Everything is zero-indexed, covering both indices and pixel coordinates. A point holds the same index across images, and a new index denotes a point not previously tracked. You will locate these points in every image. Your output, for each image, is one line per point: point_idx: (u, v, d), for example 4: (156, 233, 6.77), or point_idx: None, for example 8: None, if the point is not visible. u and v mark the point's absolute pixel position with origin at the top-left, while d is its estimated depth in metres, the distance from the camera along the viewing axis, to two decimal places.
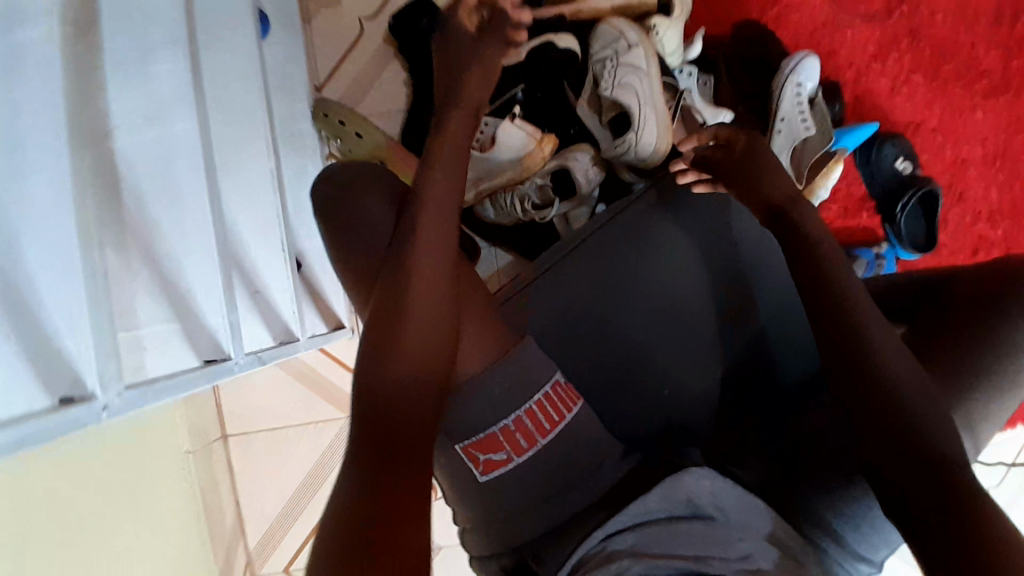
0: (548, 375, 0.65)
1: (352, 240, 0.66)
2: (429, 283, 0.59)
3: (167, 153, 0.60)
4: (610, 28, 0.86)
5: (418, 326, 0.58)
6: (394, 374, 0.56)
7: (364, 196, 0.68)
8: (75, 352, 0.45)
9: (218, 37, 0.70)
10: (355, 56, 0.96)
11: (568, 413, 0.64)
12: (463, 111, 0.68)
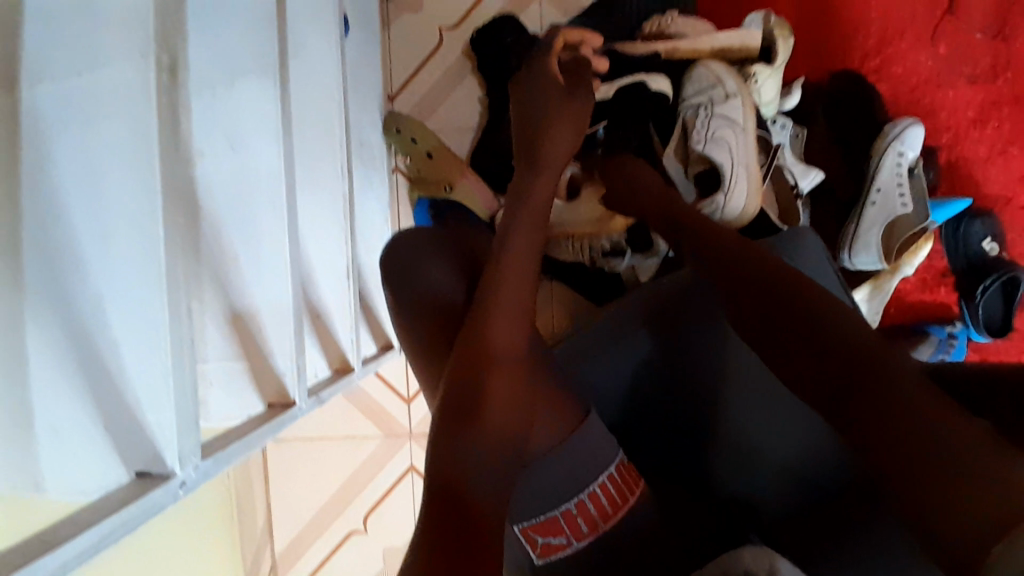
0: (611, 455, 0.62)
1: (422, 308, 0.66)
2: (509, 351, 0.60)
3: (245, 186, 0.57)
4: (707, 72, 0.81)
5: (498, 397, 0.58)
6: (465, 440, 0.54)
7: (436, 263, 0.67)
8: (155, 428, 0.43)
9: (302, 47, 0.66)
10: (432, 68, 0.92)
11: (631, 498, 0.61)
12: (548, 168, 0.68)
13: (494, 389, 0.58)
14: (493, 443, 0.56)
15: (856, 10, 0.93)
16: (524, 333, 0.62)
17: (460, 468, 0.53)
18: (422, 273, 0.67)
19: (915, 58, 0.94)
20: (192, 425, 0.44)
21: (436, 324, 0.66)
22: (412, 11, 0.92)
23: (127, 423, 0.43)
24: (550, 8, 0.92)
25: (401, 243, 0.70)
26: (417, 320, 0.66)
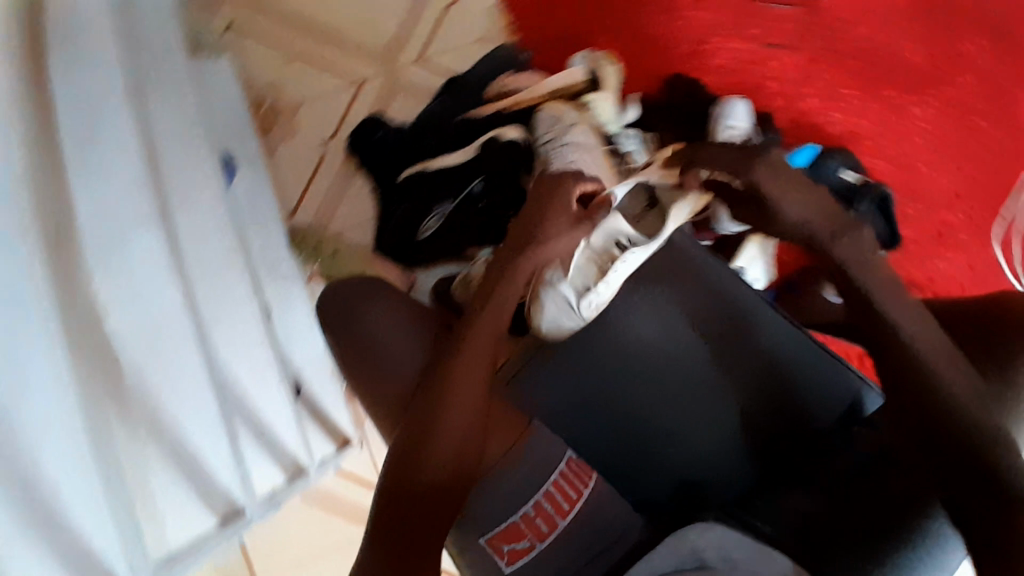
0: (560, 454, 0.65)
1: (368, 350, 0.72)
2: (469, 383, 0.65)
3: (156, 331, 0.60)
4: (548, 113, 0.91)
5: (455, 426, 0.62)
6: (426, 468, 0.60)
7: (373, 309, 0.73)
8: (104, 550, 0.52)
9: (191, 197, 0.74)
10: (319, 178, 1.03)
11: (584, 488, 0.62)
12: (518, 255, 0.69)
13: (452, 420, 0.63)
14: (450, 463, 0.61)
15: (665, 24, 1.07)
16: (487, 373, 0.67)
17: (418, 494, 0.59)
18: (359, 326, 0.73)
19: (730, 47, 1.07)
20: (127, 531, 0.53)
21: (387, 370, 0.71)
22: (290, 136, 1.04)
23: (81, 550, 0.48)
24: (407, 101, 1.05)
25: (337, 291, 0.76)
26: (368, 366, 0.71)
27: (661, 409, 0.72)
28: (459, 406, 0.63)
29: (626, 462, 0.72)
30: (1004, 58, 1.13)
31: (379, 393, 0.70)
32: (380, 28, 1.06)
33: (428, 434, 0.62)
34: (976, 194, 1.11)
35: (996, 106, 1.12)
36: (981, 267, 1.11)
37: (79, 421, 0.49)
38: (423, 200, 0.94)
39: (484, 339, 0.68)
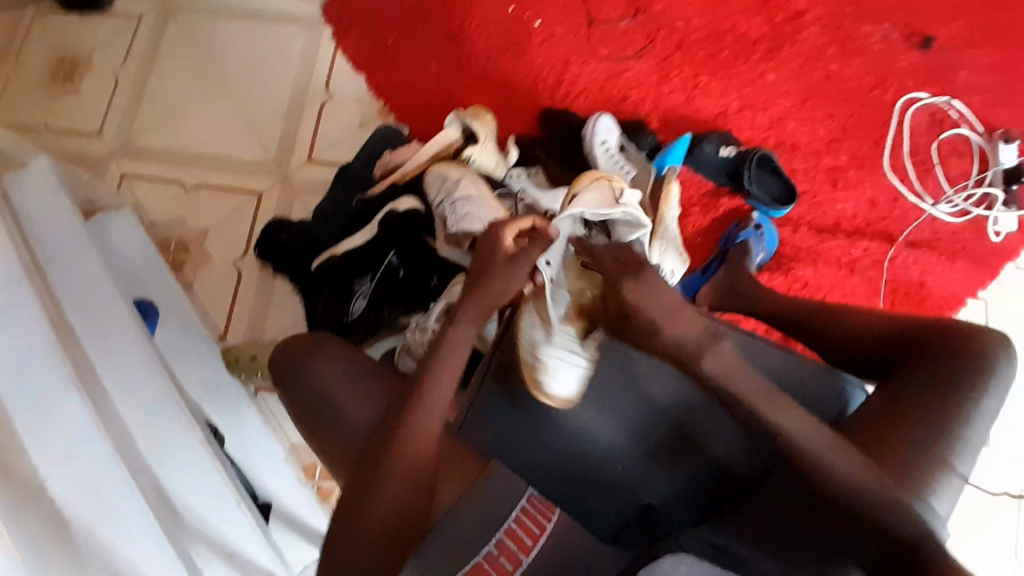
0: (521, 490, 0.66)
1: (320, 404, 0.70)
2: (418, 434, 0.61)
3: (94, 483, 0.65)
4: (435, 175, 0.96)
5: (398, 481, 0.60)
6: (366, 530, 0.59)
7: (326, 362, 0.71)
8: None
9: (110, 357, 0.80)
10: (242, 297, 1.06)
11: (547, 521, 0.63)
12: (473, 311, 0.68)
13: (396, 475, 0.60)
14: (390, 520, 0.59)
15: (526, 66, 1.16)
16: (441, 420, 0.63)
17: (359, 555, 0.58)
18: (312, 380, 0.71)
19: (587, 70, 1.16)
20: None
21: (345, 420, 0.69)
22: (203, 265, 1.07)
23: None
24: (308, 199, 1.09)
25: (291, 343, 0.74)
26: (322, 418, 0.70)
27: (622, 462, 0.73)
28: (406, 466, 0.60)
29: (582, 509, 0.72)
30: (830, 9, 1.24)
31: (333, 445, 0.68)
32: (264, 143, 1.12)
33: (370, 493, 0.60)
34: (851, 134, 1.19)
35: (841, 51, 1.22)
36: (879, 197, 1.17)
37: None
38: (344, 286, 0.98)
39: (436, 382, 0.64)
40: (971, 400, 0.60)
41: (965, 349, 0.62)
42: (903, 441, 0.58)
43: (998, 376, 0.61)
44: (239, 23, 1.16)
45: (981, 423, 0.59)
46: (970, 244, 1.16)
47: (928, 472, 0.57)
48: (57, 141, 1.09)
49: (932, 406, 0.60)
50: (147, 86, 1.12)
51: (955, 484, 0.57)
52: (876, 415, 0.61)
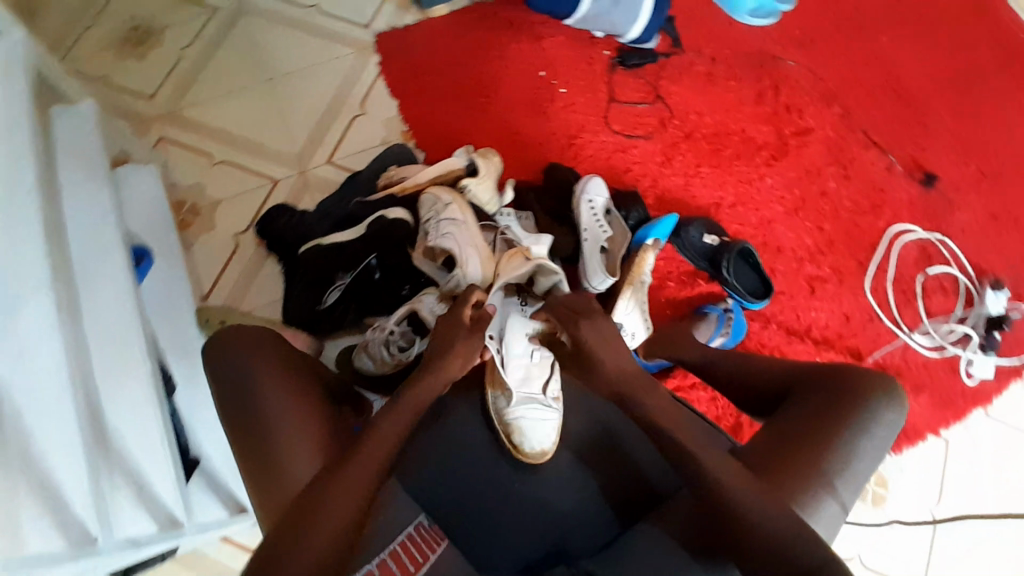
0: (411, 519, 0.75)
1: (251, 423, 0.70)
2: (376, 449, 0.65)
3: (38, 379, 0.69)
4: (430, 195, 1.03)
5: (351, 487, 0.61)
6: (319, 522, 0.58)
7: (267, 383, 0.72)
8: None
9: (93, 281, 0.88)
10: (233, 264, 1.14)
11: (433, 549, 0.70)
12: (431, 376, 0.73)
13: (353, 480, 0.62)
14: (344, 521, 0.59)
15: (545, 123, 1.26)
16: (396, 434, 0.68)
17: (302, 540, 0.56)
18: (255, 401, 0.70)
19: (598, 139, 1.26)
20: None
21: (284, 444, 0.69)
22: (207, 231, 1.16)
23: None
24: (320, 194, 1.19)
25: (220, 340, 0.75)
26: (262, 446, 0.69)
27: (535, 491, 0.79)
28: (360, 469, 0.63)
29: (488, 528, 0.77)
30: (840, 132, 1.31)
31: (269, 469, 0.68)
32: (293, 138, 1.22)
33: (324, 487, 0.61)
34: (837, 249, 1.24)
35: (842, 172, 1.28)
36: (854, 314, 1.20)
37: None
38: (323, 276, 1.05)
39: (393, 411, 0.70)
40: (857, 423, 0.63)
41: (852, 378, 0.66)
42: (792, 463, 0.61)
43: (880, 418, 0.64)
44: (300, 34, 1.29)
45: (859, 458, 0.63)
46: (940, 378, 1.17)
47: (807, 496, 0.60)
48: (116, 98, 1.22)
49: (819, 430, 0.63)
50: (205, 69, 1.25)
51: (831, 509, 0.61)
52: (775, 442, 0.64)
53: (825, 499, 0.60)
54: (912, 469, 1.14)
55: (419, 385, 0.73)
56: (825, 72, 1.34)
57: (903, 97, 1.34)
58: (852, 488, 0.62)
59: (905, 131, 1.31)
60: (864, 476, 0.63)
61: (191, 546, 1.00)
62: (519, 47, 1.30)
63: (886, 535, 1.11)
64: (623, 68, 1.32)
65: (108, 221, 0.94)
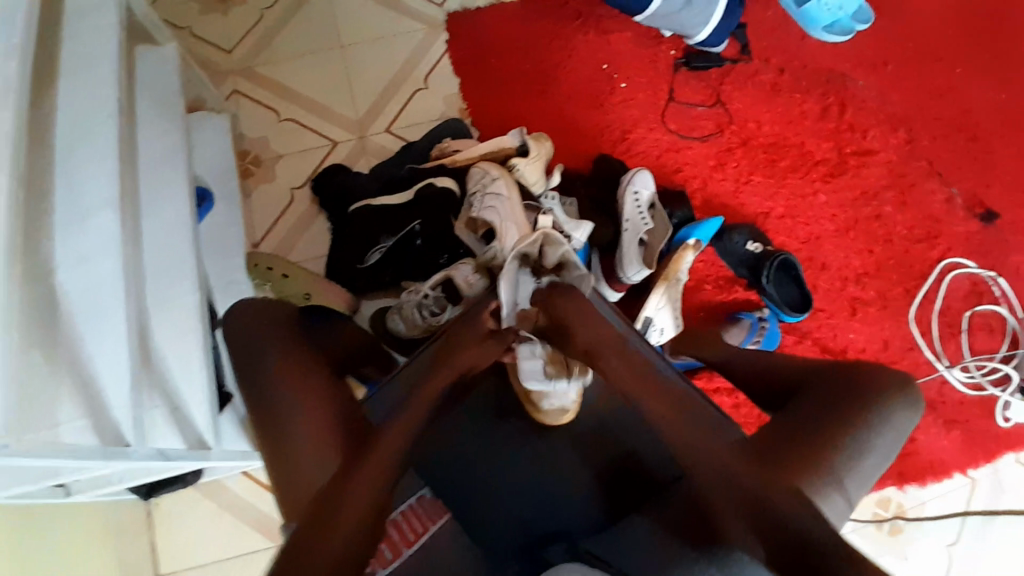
0: (414, 491, 0.76)
1: (264, 410, 0.67)
2: (392, 446, 0.66)
3: (96, 286, 0.74)
4: (479, 169, 1.05)
5: (369, 481, 0.61)
6: (340, 520, 0.58)
7: (280, 373, 0.69)
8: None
9: (155, 211, 0.94)
10: (287, 216, 1.20)
11: (431, 523, 0.71)
12: (448, 371, 0.73)
13: (372, 473, 0.62)
14: (367, 514, 0.60)
15: (600, 115, 1.27)
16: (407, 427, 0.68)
17: (318, 535, 0.56)
18: (270, 390, 0.68)
19: (652, 137, 1.26)
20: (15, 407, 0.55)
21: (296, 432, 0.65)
22: (266, 182, 1.22)
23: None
24: (375, 160, 1.24)
25: (241, 313, 0.76)
26: (275, 437, 0.66)
27: (543, 471, 0.80)
28: (376, 469, 0.63)
29: (488, 493, 0.79)
30: (903, 157, 1.27)
31: (278, 465, 0.65)
32: (356, 104, 1.27)
33: (343, 487, 0.60)
34: (884, 274, 1.20)
35: (899, 198, 1.25)
36: (894, 341, 1.17)
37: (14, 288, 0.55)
38: (368, 235, 1.09)
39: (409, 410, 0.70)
40: (869, 421, 0.61)
41: (868, 376, 0.64)
42: (802, 451, 0.58)
43: (892, 417, 0.62)
44: (376, 6, 1.33)
45: (869, 455, 0.60)
46: (974, 419, 1.13)
47: (815, 485, 0.56)
48: (198, 48, 1.29)
49: (832, 424, 0.60)
50: (283, 30, 1.31)
51: (837, 503, 0.57)
52: (788, 432, 0.60)
53: (832, 492, 0.57)
54: (934, 505, 1.11)
55: (436, 381, 0.73)
56: (895, 94, 1.31)
57: (974, 129, 1.29)
58: (859, 485, 0.59)
59: (972, 164, 1.27)
60: (871, 474, 0.61)
61: (213, 476, 1.05)
62: (585, 38, 1.31)
63: (898, 566, 1.08)
64: (686, 69, 1.31)
65: (177, 159, 0.99)
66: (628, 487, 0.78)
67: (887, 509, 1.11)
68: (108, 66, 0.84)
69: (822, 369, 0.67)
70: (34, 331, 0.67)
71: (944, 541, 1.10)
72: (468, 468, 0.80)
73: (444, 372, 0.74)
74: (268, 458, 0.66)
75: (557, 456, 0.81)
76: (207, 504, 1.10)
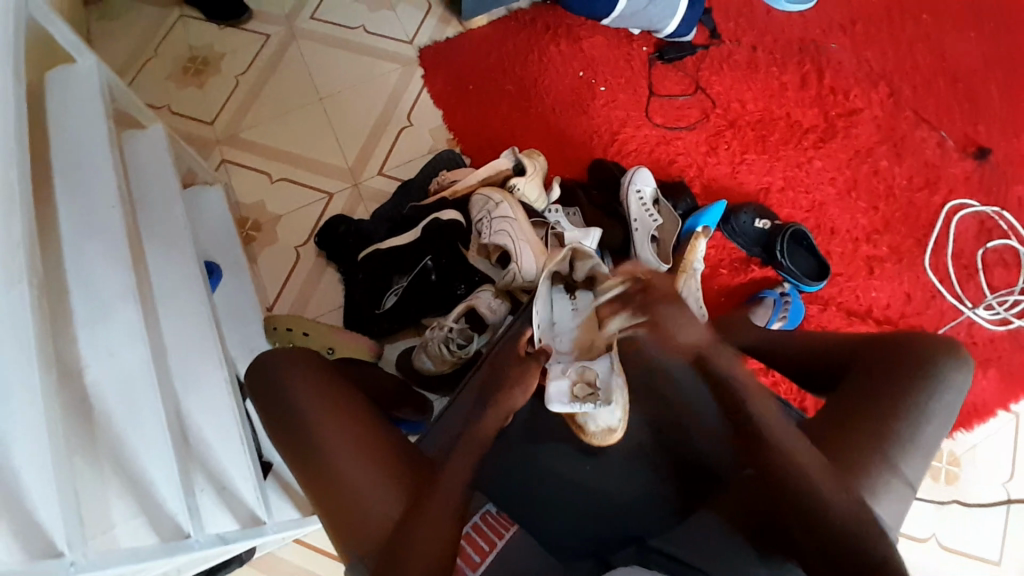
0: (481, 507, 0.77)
1: (310, 459, 0.67)
2: (447, 493, 0.65)
3: (128, 381, 0.72)
4: (480, 196, 1.06)
5: (435, 527, 0.63)
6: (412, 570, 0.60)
7: (320, 420, 0.68)
8: (49, 525, 0.51)
9: (171, 292, 0.93)
10: (296, 275, 1.19)
11: (498, 541, 0.72)
12: (492, 415, 0.73)
13: (432, 526, 0.62)
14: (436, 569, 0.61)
15: (586, 121, 1.28)
16: (464, 468, 0.68)
17: None
18: (311, 435, 0.67)
19: (640, 133, 1.27)
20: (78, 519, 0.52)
21: (347, 484, 0.65)
22: (270, 244, 1.21)
23: (17, 525, 0.50)
24: (373, 204, 1.24)
25: (265, 362, 0.74)
26: (324, 484, 0.66)
27: (596, 480, 0.78)
28: (438, 512, 0.64)
29: (546, 511, 0.77)
30: (888, 111, 1.28)
31: (335, 513, 0.65)
32: (345, 153, 1.27)
33: (408, 537, 0.61)
34: (893, 228, 1.21)
35: (893, 151, 1.26)
36: (916, 292, 1.17)
37: (51, 401, 0.55)
38: (381, 279, 1.09)
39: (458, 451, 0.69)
40: (919, 399, 0.63)
41: (914, 350, 0.65)
42: (858, 442, 0.61)
43: (947, 379, 0.64)
44: (348, 54, 1.35)
45: (927, 424, 0.63)
46: (1009, 354, 1.13)
47: (872, 478, 0.60)
48: (180, 124, 1.30)
49: (886, 407, 0.62)
50: (261, 92, 1.32)
51: (897, 487, 0.61)
52: (838, 419, 0.64)
53: (890, 477, 0.61)
54: (985, 447, 1.10)
55: (488, 422, 0.73)
56: (868, 52, 1.32)
57: (952, 72, 1.30)
58: (920, 458, 0.62)
59: (956, 106, 1.28)
60: (933, 441, 0.63)
61: (267, 548, 1.03)
62: (558, 50, 1.33)
63: (962, 514, 1.07)
64: (662, 62, 1.32)
65: (180, 235, 0.99)
66: (687, 481, 0.76)
67: (941, 459, 1.09)
68: (102, 156, 0.84)
69: (862, 347, 0.69)
70: (73, 438, 0.66)
71: (1002, 487, 1.08)
72: (524, 492, 0.78)
73: (490, 416, 0.73)
74: (320, 504, 0.66)
75: (607, 461, 0.79)
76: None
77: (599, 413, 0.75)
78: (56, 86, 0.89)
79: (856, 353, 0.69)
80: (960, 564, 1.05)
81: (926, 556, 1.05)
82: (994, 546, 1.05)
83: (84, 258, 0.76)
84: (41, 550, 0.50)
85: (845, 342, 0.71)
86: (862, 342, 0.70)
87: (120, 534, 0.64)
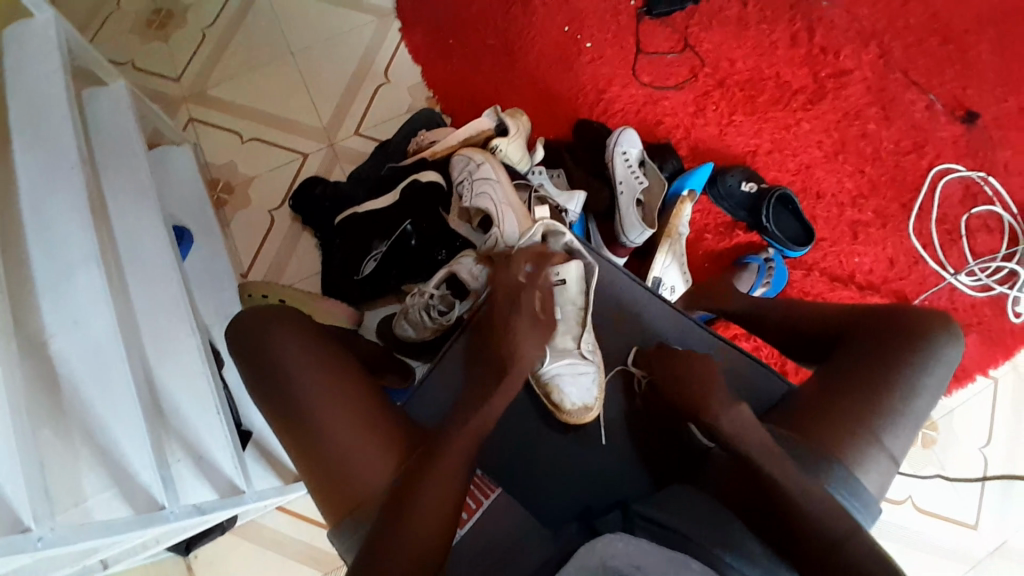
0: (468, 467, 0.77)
1: (296, 414, 0.65)
2: (441, 482, 0.61)
3: (94, 351, 0.68)
4: (461, 156, 1.01)
5: (434, 481, 0.61)
6: (412, 523, 0.59)
7: (309, 372, 0.66)
8: (14, 498, 0.49)
9: (139, 258, 0.89)
10: (271, 239, 1.16)
11: (484, 497, 0.72)
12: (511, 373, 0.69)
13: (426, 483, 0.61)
14: (436, 525, 0.60)
15: (571, 80, 1.24)
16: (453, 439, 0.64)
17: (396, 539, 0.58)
18: (296, 389, 0.65)
19: (627, 92, 1.23)
20: (43, 493, 0.50)
21: (335, 452, 0.63)
22: (243, 208, 1.17)
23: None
24: (350, 165, 1.19)
25: (251, 313, 0.71)
26: (311, 439, 0.64)
27: (588, 456, 0.79)
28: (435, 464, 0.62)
29: (538, 483, 0.78)
30: (879, 71, 1.26)
31: (323, 466, 0.63)
32: (319, 111, 1.22)
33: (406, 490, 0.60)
34: (879, 192, 1.20)
35: (882, 113, 1.24)
36: (899, 257, 1.17)
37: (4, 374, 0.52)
38: (359, 244, 1.05)
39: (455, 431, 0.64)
40: (911, 368, 0.67)
41: (912, 323, 0.69)
42: (854, 412, 0.65)
43: (938, 356, 0.67)
44: (321, 6, 1.28)
45: (918, 398, 0.66)
46: (988, 319, 1.14)
47: (860, 450, 0.64)
48: (144, 81, 1.23)
49: (879, 377, 0.66)
50: (229, 47, 1.25)
51: (881, 460, 0.65)
52: (837, 388, 0.67)
53: (876, 449, 0.65)
54: (962, 412, 1.12)
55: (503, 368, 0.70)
56: (860, 10, 1.28)
57: (944, 31, 1.27)
58: (907, 432, 0.66)
59: (947, 67, 1.25)
60: (922, 414, 0.67)
61: (249, 515, 1.03)
62: (542, 2, 1.27)
63: (935, 474, 1.10)
64: (650, 17, 1.27)
65: (147, 201, 0.94)
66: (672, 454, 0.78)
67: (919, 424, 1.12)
68: (60, 116, 0.79)
69: (860, 319, 0.72)
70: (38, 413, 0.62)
71: (977, 451, 1.11)
72: (511, 463, 0.79)
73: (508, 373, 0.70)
74: (308, 459, 0.64)
75: (596, 438, 0.80)
76: (243, 543, 1.07)
77: (573, 387, 0.78)
78: (7, 38, 0.82)
79: (854, 325, 0.72)
80: (933, 524, 1.08)
81: (900, 516, 1.08)
82: (968, 507, 1.09)
83: (45, 222, 0.71)
84: (7, 526, 0.47)
85: (845, 315, 0.74)
86: (859, 316, 0.73)
87: (93, 506, 0.61)
